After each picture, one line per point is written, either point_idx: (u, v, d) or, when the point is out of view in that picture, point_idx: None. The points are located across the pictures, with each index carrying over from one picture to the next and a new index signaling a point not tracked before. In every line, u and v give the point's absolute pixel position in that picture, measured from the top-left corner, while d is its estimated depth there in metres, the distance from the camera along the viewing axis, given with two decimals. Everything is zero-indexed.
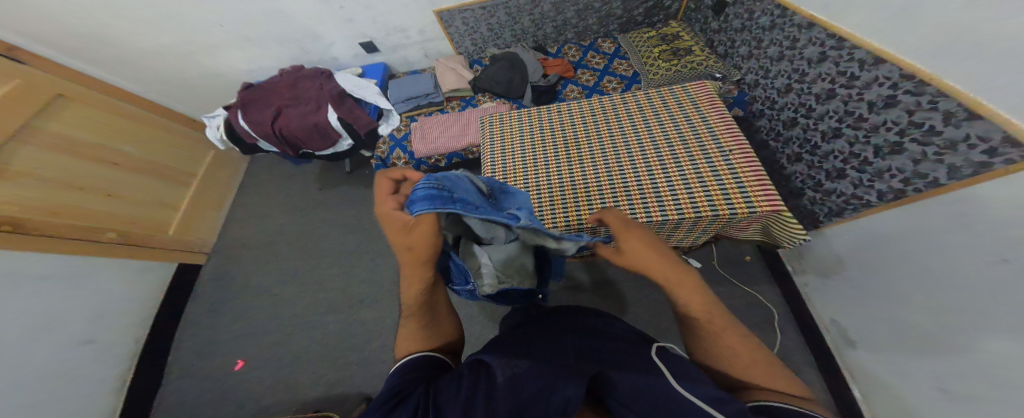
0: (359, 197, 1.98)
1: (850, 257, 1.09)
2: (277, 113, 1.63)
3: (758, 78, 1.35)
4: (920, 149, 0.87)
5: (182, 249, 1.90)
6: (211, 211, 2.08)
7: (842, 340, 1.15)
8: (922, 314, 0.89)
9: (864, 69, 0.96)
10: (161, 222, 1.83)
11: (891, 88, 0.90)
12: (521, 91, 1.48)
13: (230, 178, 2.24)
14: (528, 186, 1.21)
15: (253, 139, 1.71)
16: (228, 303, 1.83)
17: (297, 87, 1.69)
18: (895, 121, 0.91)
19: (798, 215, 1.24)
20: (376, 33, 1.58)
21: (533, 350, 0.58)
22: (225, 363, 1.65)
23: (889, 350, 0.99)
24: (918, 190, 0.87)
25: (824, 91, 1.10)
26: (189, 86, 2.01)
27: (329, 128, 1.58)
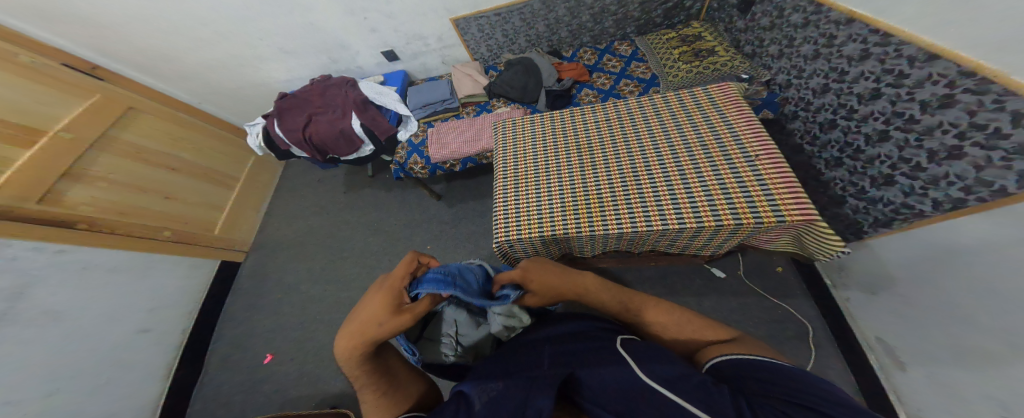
0: (378, 200, 2.03)
1: (900, 272, 0.98)
2: (308, 121, 1.72)
3: (791, 77, 1.25)
4: (984, 154, 0.77)
5: (226, 247, 2.06)
6: (251, 211, 2.23)
7: (890, 361, 1.03)
8: (994, 341, 0.78)
9: (915, 66, 0.87)
10: (209, 222, 2.00)
11: (947, 87, 0.81)
12: (535, 95, 1.48)
13: (268, 180, 2.40)
14: (539, 192, 1.19)
15: (286, 146, 1.82)
16: (262, 299, 1.95)
17: (325, 95, 1.78)
18: (952, 122, 0.82)
19: (838, 227, 1.10)
20: (397, 42, 1.65)
21: (513, 366, 0.65)
22: (256, 356, 1.76)
23: (950, 379, 0.88)
24: (982, 199, 0.77)
25: (867, 91, 1.00)
26: (233, 97, 2.19)
27: (353, 134, 1.66)
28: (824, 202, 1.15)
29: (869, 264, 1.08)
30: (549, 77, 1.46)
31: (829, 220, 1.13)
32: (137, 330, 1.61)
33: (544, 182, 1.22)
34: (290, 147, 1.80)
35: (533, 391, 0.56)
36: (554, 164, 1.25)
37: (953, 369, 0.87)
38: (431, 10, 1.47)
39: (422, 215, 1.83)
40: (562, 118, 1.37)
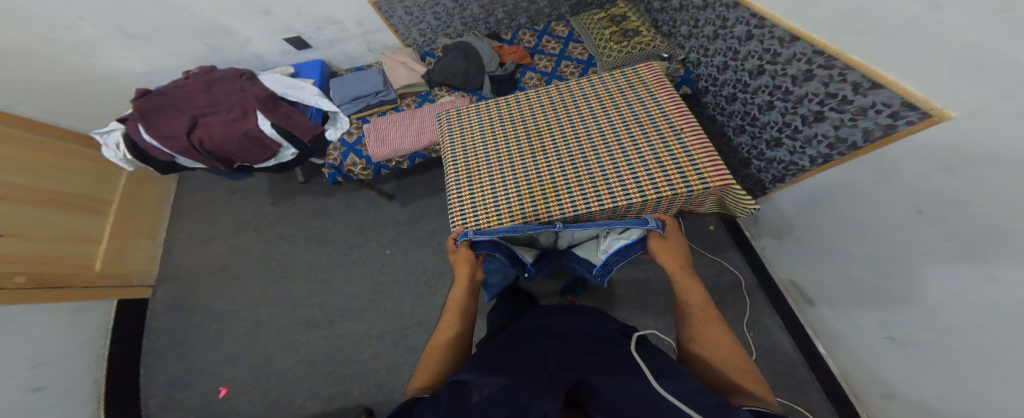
0: (320, 208, 1.87)
1: (795, 218, 1.14)
2: (193, 124, 1.37)
3: (700, 56, 1.28)
4: (838, 117, 0.85)
5: (120, 284, 1.71)
6: (144, 239, 1.85)
7: (801, 298, 1.24)
8: (863, 268, 0.94)
9: (783, 45, 0.92)
10: (82, 260, 1.59)
11: (806, 64, 0.87)
12: (478, 82, 1.38)
13: (159, 200, 1.99)
14: (470, 187, 1.08)
15: (169, 156, 1.41)
16: (194, 332, 1.70)
17: (212, 91, 1.45)
18: (813, 93, 0.89)
19: (749, 185, 1.29)
20: (303, 27, 1.45)
21: (517, 366, 0.65)
22: (207, 392, 1.56)
23: (838, 303, 1.08)
24: (841, 153, 0.88)
25: (754, 67, 1.05)
26: (77, 97, 1.69)
27: (263, 137, 1.38)
28: (736, 163, 1.30)
29: (775, 217, 1.25)
30: (490, 63, 1.39)
31: (742, 179, 1.31)
32: (29, 389, 1.30)
33: (483, 170, 1.11)
34: (174, 158, 1.41)
35: (537, 392, 0.55)
36: (489, 153, 1.14)
37: (837, 289, 1.06)
38: None
39: (375, 218, 1.77)
40: (494, 105, 1.27)
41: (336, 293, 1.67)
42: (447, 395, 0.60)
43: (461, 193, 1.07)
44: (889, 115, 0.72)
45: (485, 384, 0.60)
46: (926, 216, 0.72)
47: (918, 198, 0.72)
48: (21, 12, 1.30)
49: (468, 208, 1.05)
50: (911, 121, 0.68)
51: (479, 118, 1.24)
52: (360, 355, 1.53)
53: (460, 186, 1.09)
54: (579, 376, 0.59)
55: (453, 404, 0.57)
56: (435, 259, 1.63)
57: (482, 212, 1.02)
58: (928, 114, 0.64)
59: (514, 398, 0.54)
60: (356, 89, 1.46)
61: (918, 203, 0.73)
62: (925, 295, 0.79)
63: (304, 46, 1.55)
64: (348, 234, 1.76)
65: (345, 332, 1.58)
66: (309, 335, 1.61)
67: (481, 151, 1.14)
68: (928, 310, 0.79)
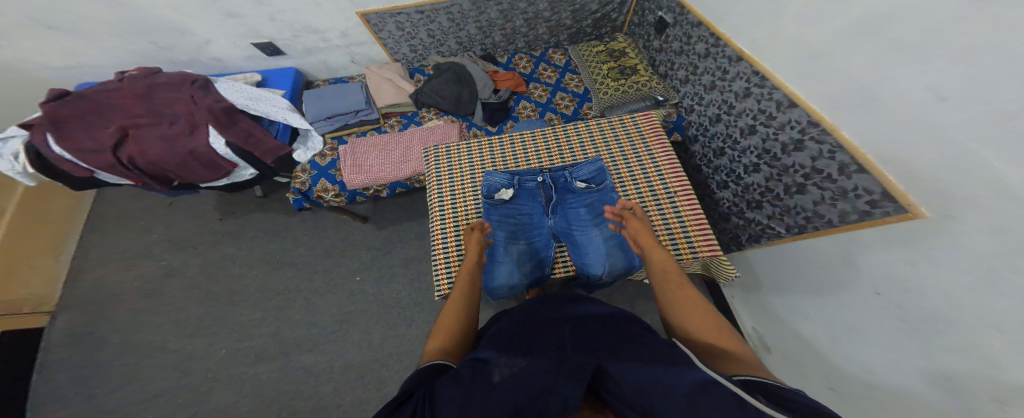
0: (280, 226, 1.63)
1: (767, 276, 1.24)
2: (123, 137, 1.22)
3: (694, 103, 1.33)
4: (820, 193, 0.94)
5: (9, 314, 1.37)
6: (42, 256, 1.52)
7: (760, 345, 1.31)
8: (819, 326, 1.02)
9: (780, 111, 0.98)
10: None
11: (800, 133, 0.94)
12: (471, 108, 1.33)
13: (70, 210, 1.65)
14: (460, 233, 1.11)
15: (88, 171, 1.25)
16: (106, 367, 1.40)
17: (151, 98, 1.29)
18: (802, 164, 0.97)
19: (725, 238, 1.39)
20: (278, 33, 1.31)
21: (530, 352, 0.58)
22: None
23: (788, 350, 1.16)
24: (816, 227, 0.98)
25: (747, 126, 1.12)
26: None
27: (213, 156, 1.25)
28: (716, 216, 1.40)
29: (745, 269, 1.36)
30: (485, 89, 1.33)
31: (718, 231, 1.41)
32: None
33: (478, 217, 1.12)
34: (96, 173, 1.26)
35: (560, 378, 0.51)
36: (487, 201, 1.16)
37: (792, 340, 1.14)
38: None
39: (345, 241, 1.57)
40: (497, 143, 1.26)
41: (293, 321, 1.43)
42: (463, 375, 0.55)
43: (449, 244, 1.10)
44: (868, 202, 0.80)
45: (504, 367, 0.55)
46: (882, 298, 0.80)
47: (879, 280, 0.80)
48: None
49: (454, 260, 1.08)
50: (888, 212, 0.75)
51: (474, 156, 1.24)
52: (316, 389, 1.30)
53: (447, 236, 1.12)
54: (599, 359, 0.55)
55: (471, 382, 0.53)
56: (410, 288, 1.45)
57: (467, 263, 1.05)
58: (903, 209, 0.71)
59: (535, 385, 0.50)
60: (333, 107, 1.36)
61: (877, 285, 0.81)
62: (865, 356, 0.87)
63: (278, 54, 1.42)
64: (311, 258, 1.54)
65: (301, 364, 1.34)
66: (255, 368, 1.36)
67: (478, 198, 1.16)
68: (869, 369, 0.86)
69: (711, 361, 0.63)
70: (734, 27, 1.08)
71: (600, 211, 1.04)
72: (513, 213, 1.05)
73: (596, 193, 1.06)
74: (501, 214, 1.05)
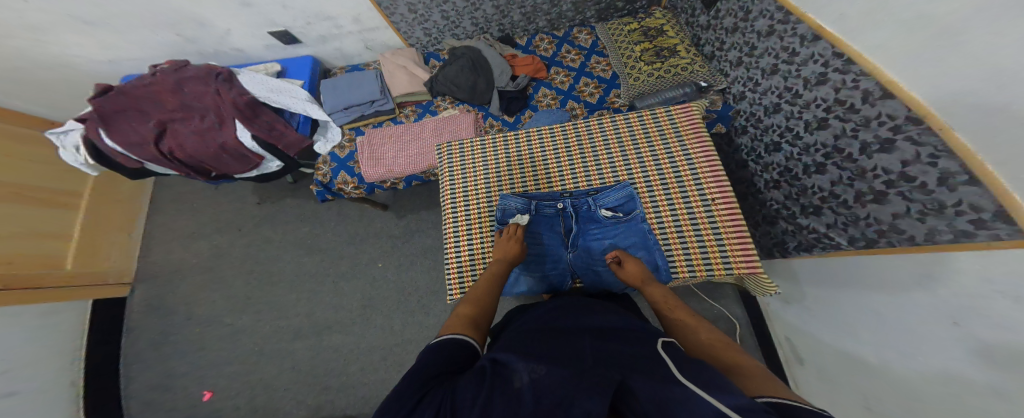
0: (309, 211, 1.65)
1: (811, 287, 1.14)
2: (162, 132, 1.34)
3: (746, 90, 1.19)
4: (905, 204, 0.80)
5: (95, 284, 1.54)
6: (118, 234, 1.65)
7: (793, 357, 1.23)
8: (871, 350, 0.92)
9: (866, 102, 0.82)
10: (51, 258, 1.42)
11: (891, 131, 0.78)
12: (487, 97, 1.27)
13: (137, 192, 1.77)
14: (473, 233, 1.12)
15: (136, 163, 1.39)
16: (173, 334, 1.54)
17: (182, 93, 1.38)
18: (886, 168, 0.82)
19: (766, 243, 1.24)
20: (292, 21, 1.31)
21: (553, 354, 0.54)
22: (189, 395, 1.42)
23: (831, 369, 1.06)
24: (891, 243, 0.83)
25: (815, 119, 0.98)
26: (39, 86, 1.52)
27: (243, 150, 1.34)
28: (759, 217, 1.27)
29: (788, 278, 1.24)
30: (501, 76, 1.26)
31: (759, 235, 1.27)
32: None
33: (493, 219, 1.11)
34: (142, 164, 1.39)
35: (582, 389, 0.43)
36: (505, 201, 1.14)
37: (833, 355, 1.05)
38: None
39: (368, 229, 1.57)
40: (515, 140, 1.20)
41: (324, 304, 1.47)
42: (483, 375, 0.49)
43: (462, 248, 1.11)
44: (972, 221, 0.65)
45: (523, 373, 0.48)
46: (960, 330, 0.69)
47: (959, 310, 0.69)
48: None
49: (466, 259, 1.10)
50: (998, 235, 0.61)
51: (494, 153, 1.20)
52: (346, 366, 1.35)
53: (460, 234, 1.12)
54: (622, 375, 0.46)
55: (488, 386, 0.46)
56: (430, 278, 1.43)
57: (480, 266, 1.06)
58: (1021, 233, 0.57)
59: (552, 396, 0.43)
60: (349, 98, 1.33)
61: (954, 314, 0.70)
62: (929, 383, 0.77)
63: (295, 43, 1.42)
64: (339, 244, 1.56)
65: (332, 344, 1.39)
66: (293, 344, 1.43)
67: (493, 203, 1.14)
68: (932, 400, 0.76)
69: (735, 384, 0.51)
70: (812, 0, 0.91)
71: (627, 244, 1.02)
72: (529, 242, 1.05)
73: (623, 224, 1.04)
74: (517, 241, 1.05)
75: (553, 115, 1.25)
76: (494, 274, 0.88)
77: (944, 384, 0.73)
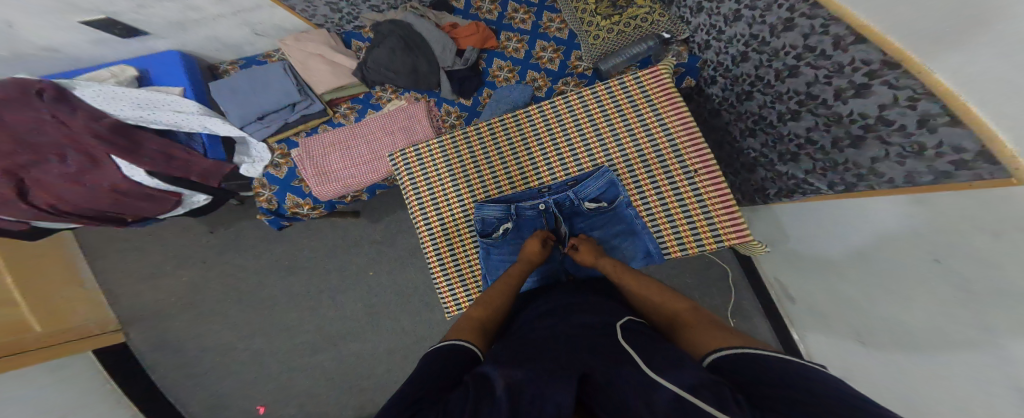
0: (272, 232, 1.53)
1: (795, 232, 1.14)
2: (20, 184, 1.00)
3: (710, 39, 1.12)
4: (882, 148, 0.78)
5: (78, 338, 1.39)
6: (71, 287, 1.44)
7: (783, 293, 1.26)
8: (856, 287, 0.96)
9: (839, 48, 0.77)
10: (15, 323, 1.23)
11: (866, 77, 0.73)
12: (433, 79, 1.04)
13: (59, 243, 1.51)
14: (454, 249, 1.01)
15: (24, 223, 1.13)
16: (194, 365, 1.50)
17: (6, 124, 0.97)
18: (863, 113, 0.78)
19: (747, 190, 1.21)
20: (110, 4, 0.91)
21: (533, 358, 0.58)
22: (242, 412, 1.44)
23: (818, 302, 1.11)
24: (871, 186, 0.83)
25: (786, 67, 0.91)
26: None
27: (144, 188, 1.13)
28: (737, 166, 1.22)
29: (773, 224, 1.22)
30: (445, 53, 1.02)
31: (739, 182, 1.24)
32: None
33: (472, 230, 1.01)
34: (26, 222, 1.12)
35: (553, 383, 0.48)
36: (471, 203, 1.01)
37: (821, 290, 1.09)
38: None
39: (343, 239, 1.49)
40: (477, 130, 1.03)
41: (329, 319, 1.47)
42: (467, 385, 0.50)
43: (447, 265, 1.01)
44: (953, 162, 0.63)
45: (499, 375, 0.51)
46: (942, 265, 0.70)
47: (939, 247, 0.70)
48: None
49: (455, 276, 1.01)
50: (981, 175, 0.57)
51: (452, 146, 1.03)
52: (375, 368, 1.42)
53: (440, 252, 1.02)
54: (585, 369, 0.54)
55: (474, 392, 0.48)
56: (424, 278, 1.45)
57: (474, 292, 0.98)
58: (1006, 173, 0.53)
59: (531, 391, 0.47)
60: (260, 104, 1.05)
61: (936, 251, 0.71)
62: (905, 313, 0.82)
63: (137, 33, 1.03)
64: (322, 258, 1.49)
65: (352, 351, 1.43)
66: (316, 357, 1.45)
67: (468, 213, 1.02)
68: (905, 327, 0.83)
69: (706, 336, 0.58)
70: None
71: (616, 233, 0.94)
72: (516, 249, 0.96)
73: (609, 213, 0.94)
74: (503, 253, 0.96)
75: (515, 91, 1.07)
76: (510, 277, 0.85)
77: (919, 314, 0.79)
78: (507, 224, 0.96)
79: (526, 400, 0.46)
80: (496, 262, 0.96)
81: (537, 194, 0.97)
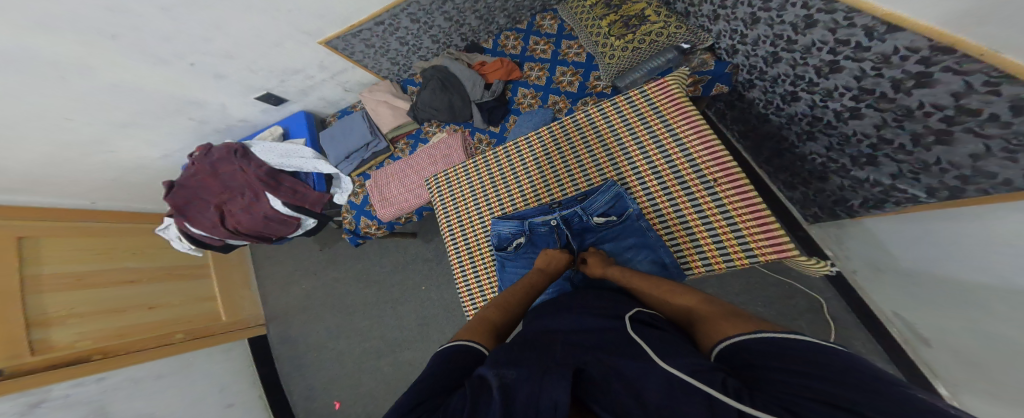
0: (359, 250, 1.86)
1: (906, 257, 0.83)
2: (222, 214, 1.55)
3: (735, 44, 1.02)
4: (980, 142, 0.58)
5: (243, 328, 1.88)
6: (242, 289, 1.99)
7: (912, 335, 0.90)
8: (1010, 325, 0.64)
9: (873, 39, 0.66)
10: (210, 314, 1.78)
11: (921, 64, 0.60)
12: (467, 112, 1.23)
13: (241, 255, 2.10)
14: (474, 262, 1.13)
15: (219, 240, 1.65)
16: (299, 358, 1.83)
17: (219, 175, 1.55)
18: (936, 104, 0.61)
19: (824, 202, 1.01)
20: (267, 83, 1.42)
21: (528, 354, 0.57)
22: (326, 405, 1.67)
23: (963, 349, 0.77)
24: (982, 190, 0.60)
25: (824, 63, 0.79)
26: (138, 192, 1.80)
27: (281, 215, 1.51)
28: (805, 175, 1.03)
29: (869, 240, 0.92)
30: (475, 88, 1.21)
31: (813, 193, 1.03)
32: (224, 405, 1.58)
33: (490, 246, 1.11)
34: (223, 240, 1.64)
35: (549, 381, 0.47)
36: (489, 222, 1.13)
37: (962, 333, 0.76)
38: (286, 38, 1.22)
39: (406, 255, 1.72)
40: (501, 155, 1.17)
41: (391, 328, 1.66)
42: (470, 387, 0.50)
43: (469, 277, 1.13)
44: None
45: (493, 373, 0.50)
46: None
47: None
48: (66, 141, 1.33)
49: (476, 289, 1.12)
50: None
51: (478, 174, 1.19)
52: None
53: (464, 265, 1.15)
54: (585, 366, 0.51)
55: (473, 395, 0.47)
56: None
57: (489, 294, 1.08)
58: None
59: (526, 390, 0.46)
60: (347, 145, 1.38)
61: None
62: None
63: (282, 101, 1.54)
64: (390, 272, 1.73)
65: (406, 360, 1.57)
66: (380, 362, 1.62)
67: (486, 230, 1.14)
68: None
69: (723, 325, 0.55)
70: None
71: (627, 246, 0.92)
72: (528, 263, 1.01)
73: (619, 227, 0.94)
74: (517, 265, 1.03)
75: (535, 116, 1.19)
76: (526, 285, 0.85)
77: None
78: (519, 239, 1.02)
79: (522, 399, 0.45)
80: (510, 273, 1.03)
81: (549, 209, 1.01)
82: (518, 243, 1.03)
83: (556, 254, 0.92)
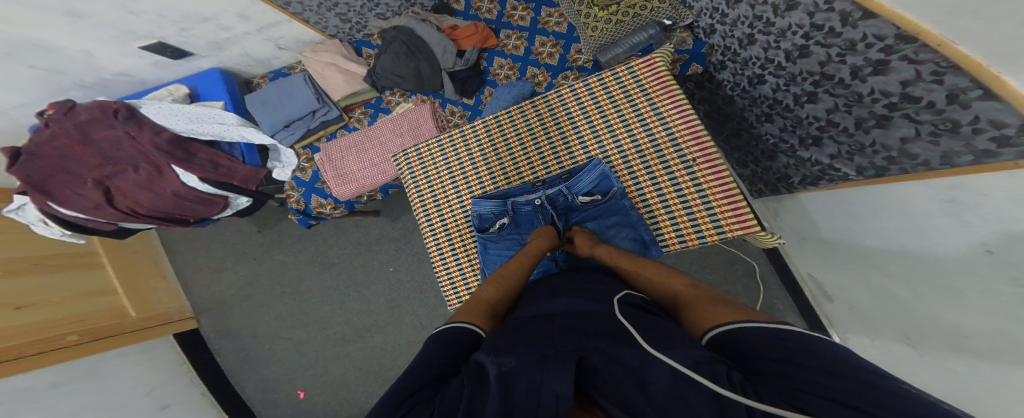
0: (309, 232, 1.68)
1: (826, 228, 1.02)
2: (107, 192, 1.17)
3: (714, 23, 1.07)
4: (912, 126, 0.68)
5: (163, 322, 1.60)
6: (155, 279, 1.68)
7: (820, 292, 1.16)
8: (899, 284, 0.84)
9: (847, 25, 0.71)
10: (113, 309, 1.47)
11: (882, 52, 0.66)
12: (437, 81, 1.15)
13: (145, 242, 1.75)
14: (452, 243, 1.06)
15: (110, 225, 1.26)
16: (247, 350, 1.67)
17: (93, 140, 1.17)
18: (884, 91, 0.70)
19: (770, 179, 1.15)
20: (158, 30, 1.12)
21: (524, 339, 0.52)
22: (288, 396, 1.57)
23: (858, 302, 1.00)
24: (903, 170, 0.72)
25: (795, 48, 0.85)
26: None
27: (199, 192, 1.23)
28: (758, 154, 1.16)
29: (798, 212, 1.12)
30: (446, 55, 1.12)
31: (761, 171, 1.18)
32: (158, 407, 1.38)
33: (470, 227, 1.05)
34: (116, 224, 1.26)
35: (548, 371, 0.43)
36: (466, 199, 1.07)
37: (860, 290, 0.98)
38: None
39: (368, 236, 1.61)
40: (481, 126, 1.09)
41: (356, 313, 1.58)
42: (464, 376, 0.45)
43: (448, 260, 1.06)
44: (991, 139, 0.54)
45: (490, 361, 0.45)
46: (995, 257, 0.59)
47: (995, 239, 0.58)
48: None
49: (456, 272, 1.05)
50: None
51: (455, 146, 1.10)
52: (398, 360, 1.50)
53: (440, 246, 1.07)
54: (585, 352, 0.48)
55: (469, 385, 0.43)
56: None
57: (472, 279, 1.02)
58: None
59: (524, 382, 0.41)
60: (285, 112, 1.18)
61: (989, 241, 0.59)
62: (961, 319, 0.71)
63: (184, 55, 1.24)
64: (351, 256, 1.61)
65: (377, 344, 1.52)
66: (347, 348, 1.55)
67: (466, 209, 1.07)
68: (963, 334, 0.71)
69: (713, 309, 0.56)
70: None
71: (611, 225, 0.93)
72: (513, 244, 0.96)
73: (604, 205, 0.95)
74: (500, 247, 0.98)
75: (515, 87, 1.14)
76: (527, 255, 0.83)
77: (968, 317, 0.69)
78: (504, 220, 0.97)
79: (521, 391, 0.41)
80: (493, 256, 0.98)
81: (533, 188, 0.99)
82: (499, 225, 0.98)
83: (545, 232, 0.90)
